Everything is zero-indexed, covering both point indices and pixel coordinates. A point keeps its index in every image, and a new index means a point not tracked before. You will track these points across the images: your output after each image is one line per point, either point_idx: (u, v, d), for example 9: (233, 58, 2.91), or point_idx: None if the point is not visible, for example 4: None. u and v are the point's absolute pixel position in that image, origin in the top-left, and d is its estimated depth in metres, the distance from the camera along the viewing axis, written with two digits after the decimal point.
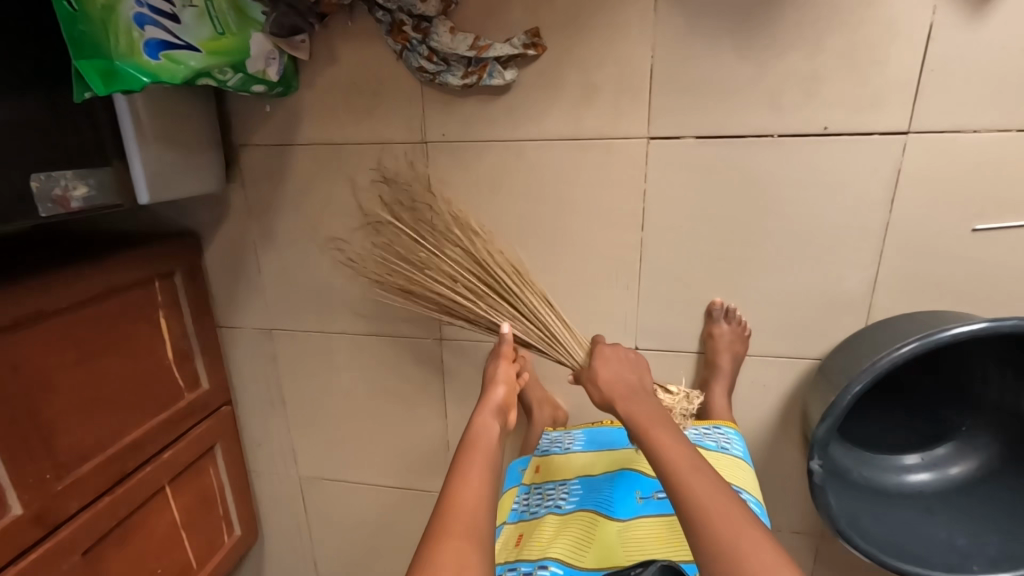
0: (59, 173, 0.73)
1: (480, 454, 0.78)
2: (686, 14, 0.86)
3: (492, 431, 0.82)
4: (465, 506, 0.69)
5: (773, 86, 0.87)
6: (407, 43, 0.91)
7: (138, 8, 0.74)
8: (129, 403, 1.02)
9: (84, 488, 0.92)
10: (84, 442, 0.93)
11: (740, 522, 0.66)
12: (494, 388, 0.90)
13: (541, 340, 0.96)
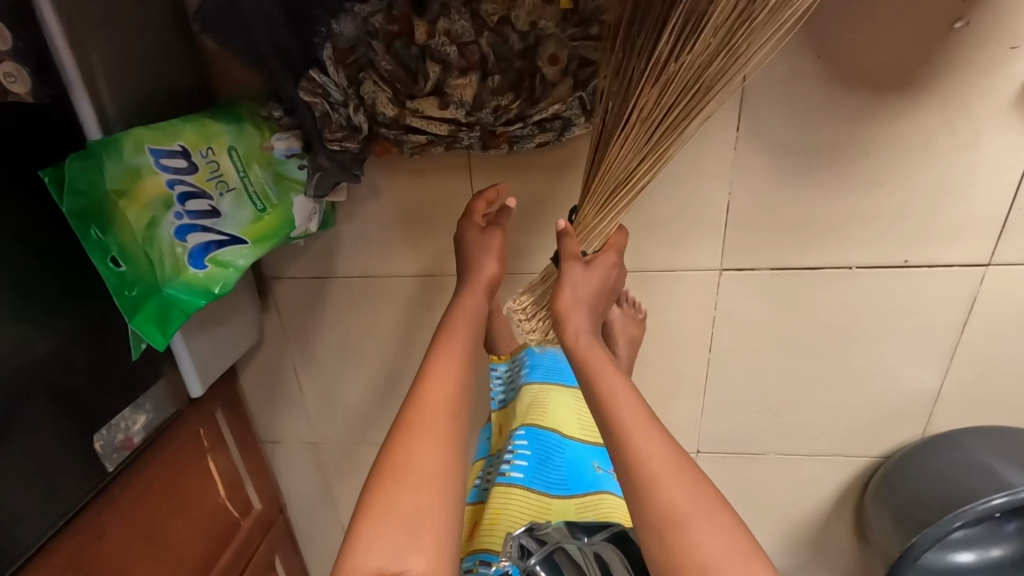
0: (117, 418, 0.68)
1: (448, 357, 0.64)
2: (770, 151, 0.79)
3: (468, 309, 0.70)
4: (422, 465, 0.55)
5: (856, 221, 0.83)
6: (510, 138, 0.79)
7: (178, 220, 0.65)
8: (195, 562, 0.99)
9: None
10: None
11: (698, 525, 0.51)
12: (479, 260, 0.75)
13: (596, 193, 0.72)
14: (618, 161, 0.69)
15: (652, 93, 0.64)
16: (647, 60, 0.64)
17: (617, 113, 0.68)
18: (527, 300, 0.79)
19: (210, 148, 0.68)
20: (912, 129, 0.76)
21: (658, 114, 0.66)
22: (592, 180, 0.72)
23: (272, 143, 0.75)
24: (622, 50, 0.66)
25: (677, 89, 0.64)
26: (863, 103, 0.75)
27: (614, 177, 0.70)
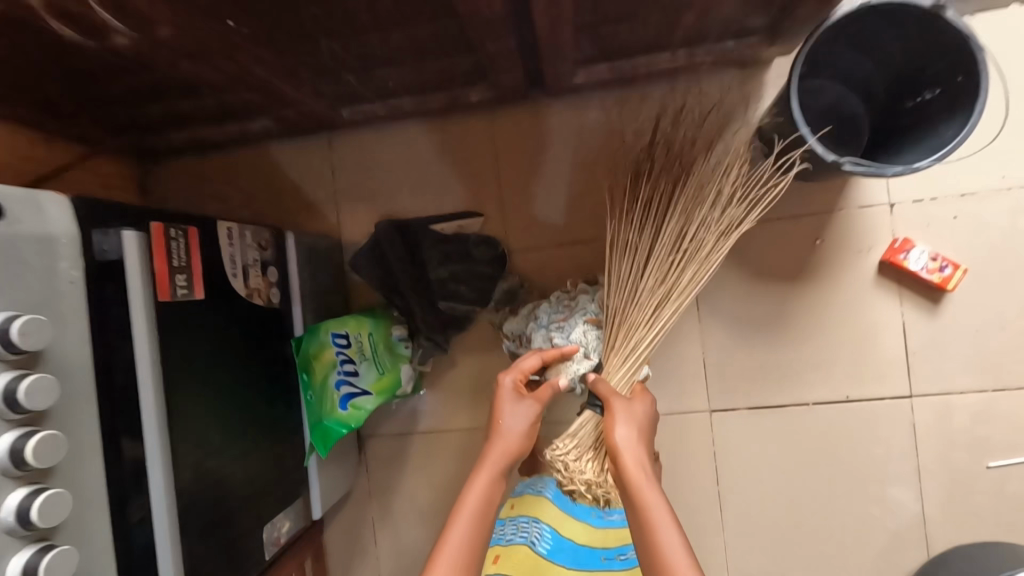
0: (276, 519, 0.95)
1: (483, 475, 0.80)
2: (722, 323, 1.17)
3: (517, 431, 0.84)
4: (460, 546, 0.74)
5: (799, 369, 1.15)
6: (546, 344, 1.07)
7: (338, 375, 1.02)
8: None
9: None
10: None
11: None
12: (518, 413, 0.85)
13: (621, 351, 0.92)
14: (636, 333, 0.92)
15: (655, 283, 0.93)
16: (644, 265, 0.94)
17: (629, 300, 0.94)
18: (568, 448, 0.89)
19: (360, 333, 1.08)
20: (814, 304, 1.14)
21: (661, 295, 0.94)
22: (609, 339, 0.93)
23: (392, 330, 1.16)
24: (622, 266, 0.96)
25: (668, 287, 0.94)
26: (776, 289, 1.14)
27: (630, 340, 0.92)
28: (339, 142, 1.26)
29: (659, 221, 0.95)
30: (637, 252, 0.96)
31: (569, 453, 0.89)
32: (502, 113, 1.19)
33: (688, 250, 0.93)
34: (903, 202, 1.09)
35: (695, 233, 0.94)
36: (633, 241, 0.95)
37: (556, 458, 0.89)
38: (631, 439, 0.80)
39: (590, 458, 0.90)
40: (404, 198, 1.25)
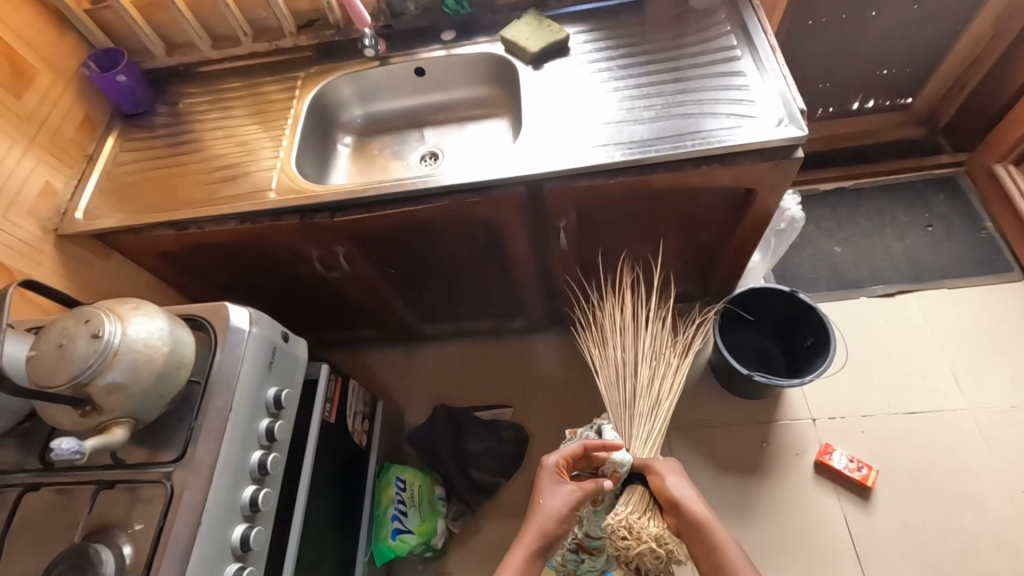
0: None
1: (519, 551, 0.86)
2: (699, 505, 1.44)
3: (555, 511, 0.88)
4: None
5: (769, 552, 1.36)
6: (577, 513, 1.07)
7: (395, 509, 1.32)
8: None
9: None
10: None
11: None
12: (557, 498, 0.88)
13: (640, 430, 1.03)
14: (646, 418, 1.05)
15: (652, 378, 1.10)
16: (632, 369, 1.11)
17: (630, 394, 1.08)
18: (625, 518, 0.92)
19: (414, 482, 1.42)
20: (771, 493, 1.43)
21: (655, 387, 1.09)
22: (626, 429, 1.04)
23: (435, 488, 1.48)
24: (613, 374, 1.12)
25: (664, 380, 1.12)
26: (738, 479, 1.46)
27: (645, 425, 1.04)
28: (416, 350, 1.79)
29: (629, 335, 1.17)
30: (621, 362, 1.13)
31: (631, 516, 0.92)
32: (533, 339, 1.75)
33: (666, 357, 1.15)
34: (820, 417, 1.50)
35: (659, 342, 1.16)
36: (620, 352, 1.13)
37: (620, 523, 0.92)
38: (687, 491, 0.90)
39: (650, 518, 0.93)
40: (457, 392, 1.71)
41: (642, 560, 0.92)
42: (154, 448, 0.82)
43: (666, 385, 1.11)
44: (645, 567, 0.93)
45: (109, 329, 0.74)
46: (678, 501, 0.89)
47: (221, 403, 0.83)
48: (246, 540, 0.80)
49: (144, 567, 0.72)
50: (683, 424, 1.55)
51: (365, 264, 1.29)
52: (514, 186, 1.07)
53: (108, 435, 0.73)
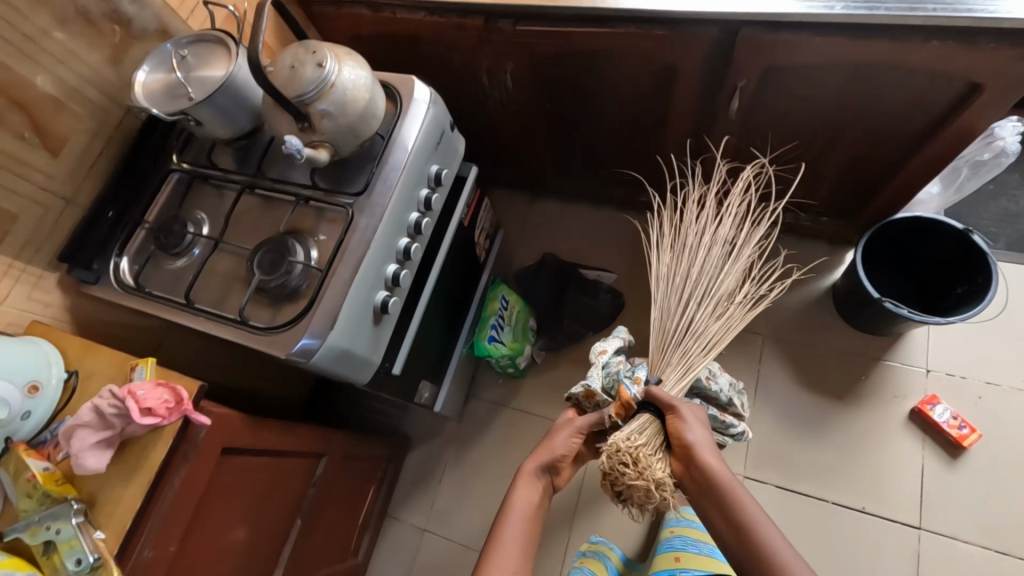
0: (426, 382, 1.32)
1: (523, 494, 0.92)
2: (773, 411, 1.47)
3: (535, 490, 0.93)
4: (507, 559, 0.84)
5: (828, 470, 1.39)
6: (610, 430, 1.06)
7: (495, 320, 1.46)
8: (327, 545, 1.30)
9: None
10: (306, 560, 1.20)
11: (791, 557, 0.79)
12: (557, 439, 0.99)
13: (674, 364, 1.04)
14: (686, 354, 1.05)
15: (706, 318, 1.07)
16: (695, 291, 1.09)
17: (688, 335, 1.06)
18: (636, 448, 0.92)
19: (513, 305, 1.54)
20: (851, 421, 1.42)
21: (709, 320, 1.08)
22: (663, 357, 1.05)
23: (529, 319, 1.61)
24: (673, 294, 1.10)
25: (718, 322, 1.08)
26: (821, 401, 1.45)
27: (679, 359, 1.05)
28: (538, 199, 1.86)
29: (702, 256, 1.11)
30: (682, 287, 1.10)
31: (643, 445, 0.93)
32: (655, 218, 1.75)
33: (731, 299, 1.10)
34: (935, 371, 1.42)
35: (731, 270, 1.11)
36: (691, 286, 1.09)
37: (629, 447, 0.92)
38: (705, 441, 0.92)
39: (658, 458, 0.94)
40: (567, 245, 1.78)
41: (631, 490, 0.93)
42: (344, 180, 0.97)
43: (717, 329, 1.08)
44: (628, 494, 0.95)
45: (330, 63, 0.85)
46: (694, 448, 0.92)
47: (398, 160, 0.95)
48: (397, 276, 0.96)
49: (326, 265, 0.90)
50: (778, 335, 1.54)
51: (526, 89, 1.33)
52: (704, 26, 1.01)
53: (315, 153, 0.87)
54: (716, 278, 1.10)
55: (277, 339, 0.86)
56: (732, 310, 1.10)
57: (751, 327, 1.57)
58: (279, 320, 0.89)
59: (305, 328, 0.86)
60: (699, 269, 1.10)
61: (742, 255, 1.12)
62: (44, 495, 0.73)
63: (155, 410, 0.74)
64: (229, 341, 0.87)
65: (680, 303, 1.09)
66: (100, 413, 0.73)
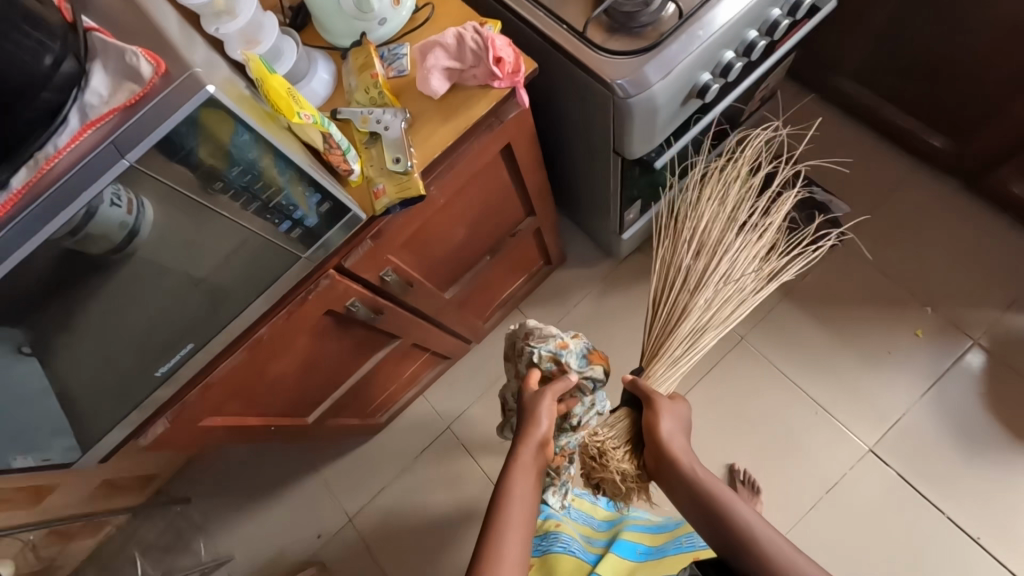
0: (636, 204, 1.31)
1: (523, 469, 0.84)
2: (935, 412, 1.38)
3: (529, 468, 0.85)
4: (510, 538, 0.78)
5: (959, 489, 1.32)
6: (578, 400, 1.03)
7: None
8: (483, 295, 1.41)
9: (446, 315, 1.29)
10: (468, 294, 1.32)
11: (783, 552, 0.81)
12: (538, 424, 0.89)
13: (663, 359, 1.09)
14: (678, 346, 1.11)
15: (699, 301, 1.11)
16: (688, 277, 1.13)
17: (669, 320, 1.12)
18: (601, 454, 0.96)
19: None
20: (1014, 463, 1.31)
21: (703, 310, 1.12)
22: (655, 351, 1.11)
23: None
24: (668, 283, 1.15)
25: (709, 310, 1.13)
26: (995, 430, 1.34)
27: (671, 356, 1.10)
28: (804, 97, 1.66)
29: (665, 327, 1.11)
30: (678, 276, 1.14)
31: (610, 440, 0.97)
32: (925, 173, 1.54)
33: (730, 285, 1.14)
34: None
35: (737, 261, 1.15)
36: (668, 315, 1.12)
37: (599, 442, 0.96)
38: (676, 432, 0.94)
39: (625, 451, 0.98)
40: (810, 156, 1.61)
41: (603, 481, 0.99)
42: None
43: (709, 318, 1.13)
44: (604, 487, 1.01)
45: None
46: (667, 440, 0.93)
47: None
48: (730, 67, 0.89)
49: (684, 15, 0.84)
50: (992, 350, 1.38)
51: None
52: None
53: None
54: (712, 259, 1.13)
55: (608, 62, 0.83)
56: (730, 303, 1.16)
57: (965, 328, 1.41)
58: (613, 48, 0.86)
59: (641, 64, 0.82)
60: (702, 254, 1.14)
61: (746, 249, 1.15)
62: (379, 96, 0.80)
63: (502, 64, 0.76)
64: (559, 47, 0.86)
65: (664, 326, 1.12)
66: (459, 41, 0.77)
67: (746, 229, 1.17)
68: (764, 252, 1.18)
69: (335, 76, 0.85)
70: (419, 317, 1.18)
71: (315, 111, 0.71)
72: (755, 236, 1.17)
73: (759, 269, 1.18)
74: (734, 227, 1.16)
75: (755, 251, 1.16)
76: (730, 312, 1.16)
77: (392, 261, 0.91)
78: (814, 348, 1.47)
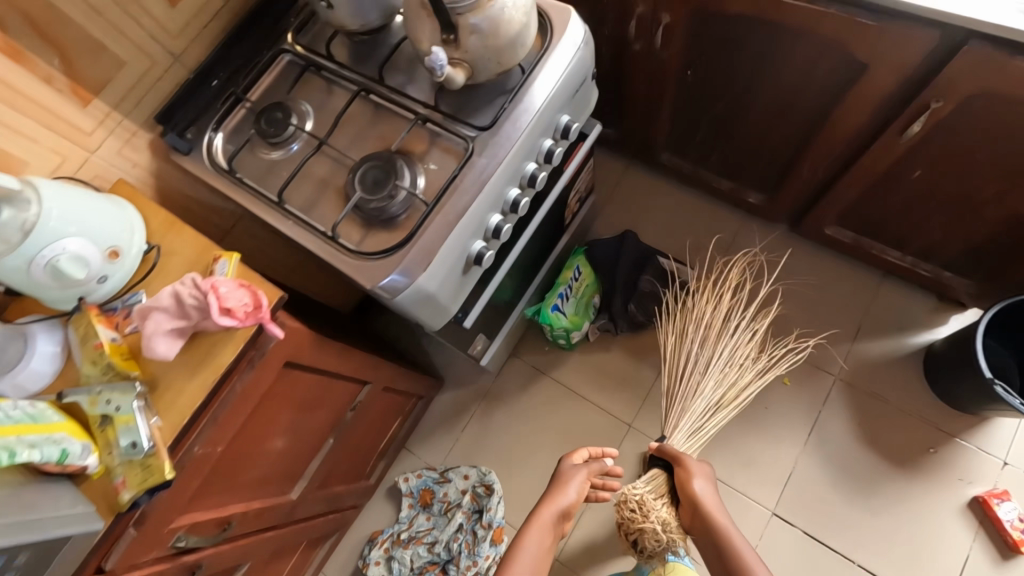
0: (479, 337, 1.27)
1: (532, 542, 0.97)
2: (820, 459, 1.40)
3: (531, 552, 0.96)
4: None
5: (861, 532, 1.32)
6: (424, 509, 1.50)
7: (563, 291, 1.41)
8: (349, 462, 1.31)
9: (303, 508, 1.16)
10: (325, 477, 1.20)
11: None
12: (566, 493, 1.06)
13: (682, 425, 1.18)
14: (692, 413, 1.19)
15: (711, 382, 1.21)
16: (696, 362, 1.24)
17: (685, 394, 1.21)
18: (641, 496, 1.09)
19: (581, 277, 1.47)
20: (901, 493, 1.34)
21: (714, 389, 1.21)
22: (672, 421, 1.19)
23: (593, 297, 1.52)
24: (678, 364, 1.26)
25: (723, 390, 1.22)
26: (876, 462, 1.37)
27: (686, 419, 1.19)
28: (633, 170, 1.72)
29: (684, 391, 1.21)
30: (689, 353, 1.26)
31: (647, 495, 1.10)
32: (754, 223, 1.61)
33: (734, 368, 1.24)
34: (1011, 468, 1.31)
35: (738, 348, 1.25)
36: (683, 383, 1.22)
37: (636, 498, 1.10)
38: (709, 491, 1.03)
39: (661, 504, 1.10)
40: (651, 227, 1.66)
41: (642, 533, 1.11)
42: (469, 109, 0.87)
43: (724, 400, 1.22)
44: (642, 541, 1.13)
45: None
46: (700, 497, 1.02)
47: (536, 100, 0.84)
48: (500, 229, 0.87)
49: (433, 199, 0.81)
50: (853, 382, 1.44)
51: (676, 51, 1.17)
52: (922, 31, 0.86)
53: (451, 74, 0.75)
54: (720, 346, 1.24)
55: (364, 266, 0.79)
56: (738, 385, 1.24)
57: (824, 366, 1.46)
58: (370, 245, 0.81)
59: (400, 260, 0.78)
60: (709, 339, 1.25)
61: (746, 336, 1.26)
62: (107, 366, 0.70)
63: (233, 312, 0.69)
64: (314, 254, 0.81)
65: (678, 397, 1.22)
66: (178, 301, 0.68)
67: (748, 322, 1.28)
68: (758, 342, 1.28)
69: (63, 344, 0.75)
70: (264, 534, 1.05)
71: (6, 432, 0.61)
72: (753, 326, 1.28)
73: (758, 358, 1.27)
74: (735, 320, 1.28)
75: (752, 338, 1.26)
76: (741, 394, 1.24)
77: (181, 526, 0.80)
78: None
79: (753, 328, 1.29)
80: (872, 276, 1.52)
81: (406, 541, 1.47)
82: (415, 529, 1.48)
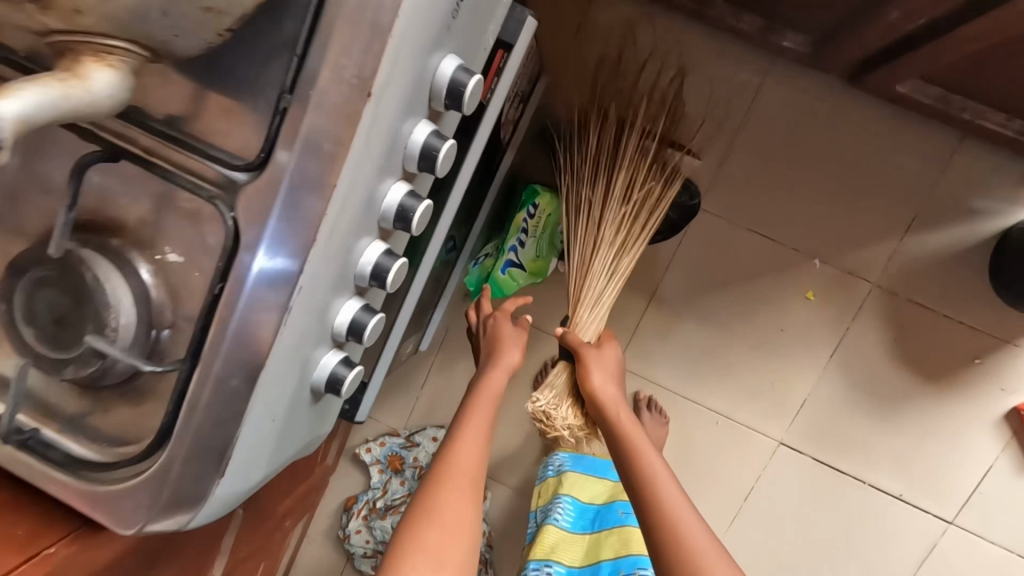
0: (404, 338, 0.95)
1: (469, 446, 0.82)
2: (841, 381, 1.18)
3: (461, 461, 0.80)
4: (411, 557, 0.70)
5: (876, 452, 1.19)
6: (396, 472, 1.35)
7: None
8: (285, 482, 1.10)
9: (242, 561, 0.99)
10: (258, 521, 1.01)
11: (698, 540, 0.75)
12: (494, 371, 0.95)
13: (587, 299, 1.01)
14: (593, 276, 1.02)
15: (609, 231, 1.02)
16: (588, 204, 1.04)
17: (584, 255, 1.03)
18: (543, 396, 0.99)
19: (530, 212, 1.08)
20: (929, 408, 1.16)
21: (613, 236, 1.03)
22: (577, 295, 1.02)
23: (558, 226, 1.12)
24: (569, 213, 1.06)
25: (624, 231, 1.03)
26: (906, 377, 1.16)
27: (593, 286, 1.02)
28: None
29: (582, 254, 1.03)
30: (580, 198, 1.04)
31: (548, 391, 0.99)
32: (787, 74, 1.09)
33: (631, 196, 1.03)
34: None
35: (634, 173, 1.02)
36: (576, 237, 1.03)
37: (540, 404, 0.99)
38: (607, 377, 0.95)
39: (566, 401, 1.01)
40: None
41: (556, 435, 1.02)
42: (214, 149, 0.43)
43: (625, 240, 1.04)
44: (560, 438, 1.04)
45: None
46: (600, 388, 0.94)
47: (347, 118, 0.41)
48: (362, 328, 0.54)
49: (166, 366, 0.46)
50: (895, 289, 1.14)
51: None
52: None
53: (84, 81, 0.37)
54: (612, 177, 1.02)
55: (91, 489, 0.49)
56: (639, 217, 1.04)
57: (859, 272, 1.14)
58: (100, 439, 0.49)
59: (140, 472, 0.47)
60: (598, 172, 1.03)
61: (645, 152, 1.03)
62: None
63: None
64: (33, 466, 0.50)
65: (576, 260, 1.04)
66: None
67: (648, 133, 1.03)
68: (657, 151, 1.03)
69: None
70: None
71: None
72: (654, 135, 1.03)
73: (660, 171, 1.04)
74: (630, 133, 1.02)
75: (652, 150, 1.03)
76: (646, 226, 1.05)
77: None
78: (699, 351, 1.22)
79: (658, 135, 1.03)
80: (945, 137, 1.08)
81: (382, 509, 1.35)
82: (391, 494, 1.34)
